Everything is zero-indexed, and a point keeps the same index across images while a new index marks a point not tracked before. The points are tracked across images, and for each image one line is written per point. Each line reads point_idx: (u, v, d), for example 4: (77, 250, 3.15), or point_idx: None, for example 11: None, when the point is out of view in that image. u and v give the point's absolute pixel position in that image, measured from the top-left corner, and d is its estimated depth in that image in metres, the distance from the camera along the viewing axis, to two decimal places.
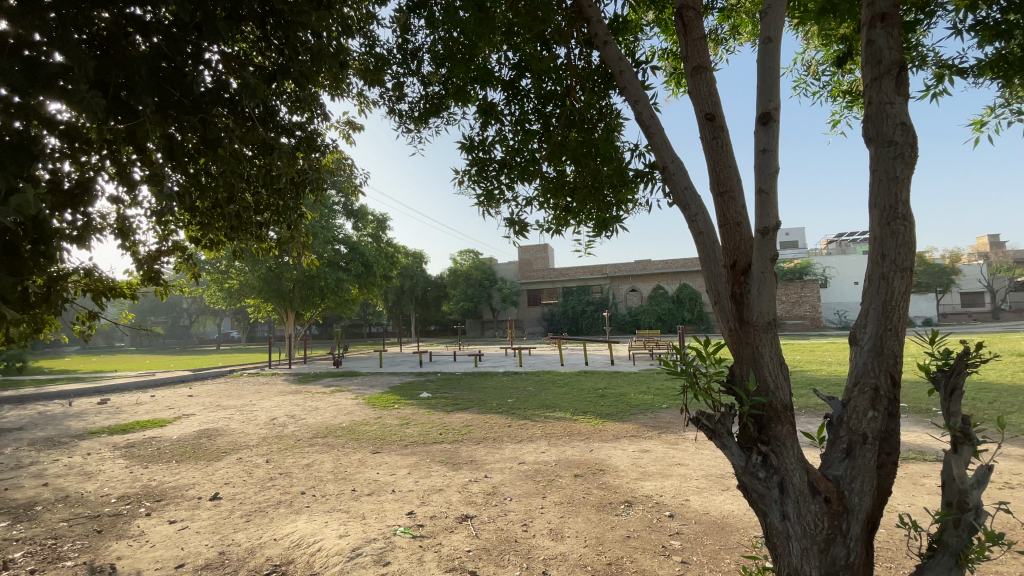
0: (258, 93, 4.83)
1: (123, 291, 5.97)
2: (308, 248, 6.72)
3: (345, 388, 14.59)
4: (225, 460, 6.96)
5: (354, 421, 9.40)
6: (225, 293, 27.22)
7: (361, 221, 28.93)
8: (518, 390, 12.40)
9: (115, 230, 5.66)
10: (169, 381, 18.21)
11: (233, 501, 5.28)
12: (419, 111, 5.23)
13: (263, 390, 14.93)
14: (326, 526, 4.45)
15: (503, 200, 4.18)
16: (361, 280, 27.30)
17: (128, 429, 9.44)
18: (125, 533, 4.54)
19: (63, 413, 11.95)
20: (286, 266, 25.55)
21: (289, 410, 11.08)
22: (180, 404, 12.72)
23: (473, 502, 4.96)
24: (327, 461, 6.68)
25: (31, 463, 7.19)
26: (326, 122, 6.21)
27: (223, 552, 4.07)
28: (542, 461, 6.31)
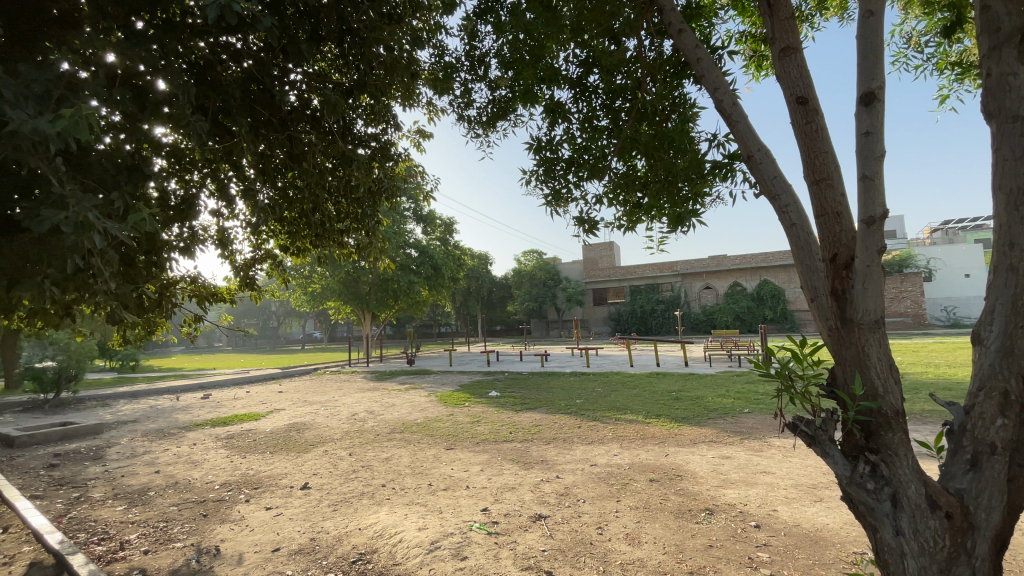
0: (338, 108, 5.14)
1: (224, 295, 6.59)
2: (384, 252, 7.05)
3: (418, 386, 15.17)
4: (313, 452, 7.46)
5: (428, 418, 9.74)
6: (307, 297, 29.22)
7: (430, 226, 30.01)
8: (587, 391, 12.26)
9: (216, 241, 6.25)
10: (260, 378, 19.84)
11: (320, 491, 5.65)
12: (486, 115, 5.32)
13: (343, 387, 15.86)
14: (406, 519, 4.63)
15: (571, 198, 4.14)
16: (431, 282, 28.26)
17: (228, 422, 10.38)
18: (227, 517, 4.99)
19: (174, 406, 13.37)
20: (362, 270, 27.00)
21: (368, 406, 11.69)
22: (271, 399, 13.82)
23: (546, 502, 4.96)
24: (404, 456, 6.96)
25: (150, 450, 8.10)
26: (399, 132, 6.48)
27: (314, 538, 4.36)
28: (615, 464, 6.19)
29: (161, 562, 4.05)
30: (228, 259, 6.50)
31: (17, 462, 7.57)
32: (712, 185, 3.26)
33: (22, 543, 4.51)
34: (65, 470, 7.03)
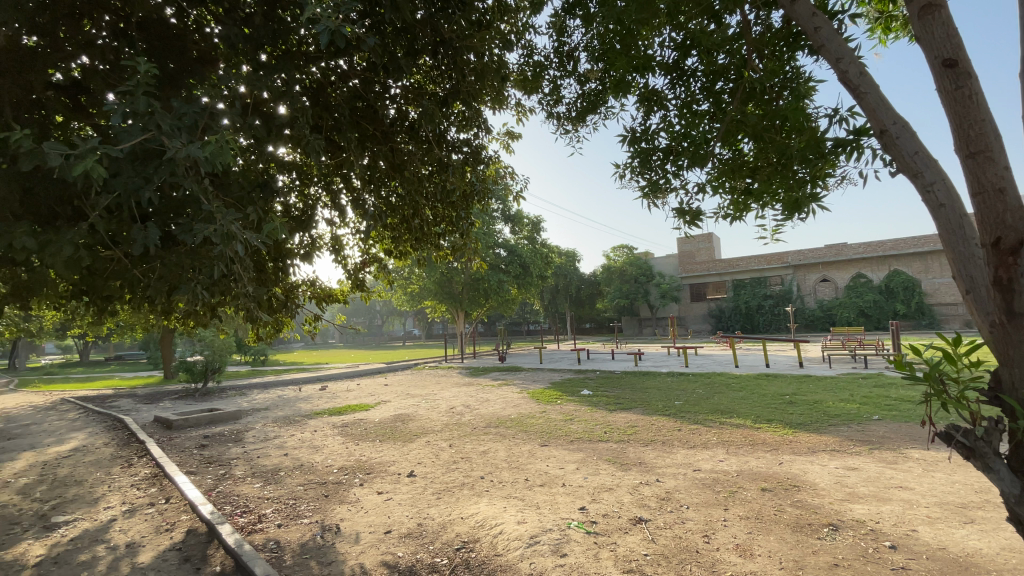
0: (435, 119, 5.38)
1: (337, 296, 7.23)
2: (478, 252, 7.27)
3: (511, 382, 15.47)
4: (416, 442, 7.92)
5: (522, 414, 9.90)
6: (406, 297, 31.06)
7: (519, 225, 30.50)
8: (686, 392, 11.70)
9: (330, 247, 6.87)
10: (367, 372, 21.48)
11: (425, 479, 5.99)
12: (576, 110, 5.28)
13: (441, 381, 16.68)
14: (506, 512, 4.75)
15: (670, 188, 3.96)
16: (520, 280, 28.70)
17: (342, 412, 11.39)
18: (345, 499, 5.47)
19: (296, 396, 14.94)
20: (455, 270, 28.18)
21: (464, 400, 12.17)
22: (378, 391, 14.91)
23: (646, 506, 4.81)
24: (501, 450, 7.14)
25: (279, 435, 9.13)
26: (489, 135, 6.66)
27: (420, 524, 4.63)
28: (721, 470, 5.84)
29: (291, 535, 4.53)
30: (341, 264, 7.12)
31: (178, 441, 8.92)
32: (834, 165, 2.96)
33: (182, 512, 5.29)
34: (214, 450, 8.16)
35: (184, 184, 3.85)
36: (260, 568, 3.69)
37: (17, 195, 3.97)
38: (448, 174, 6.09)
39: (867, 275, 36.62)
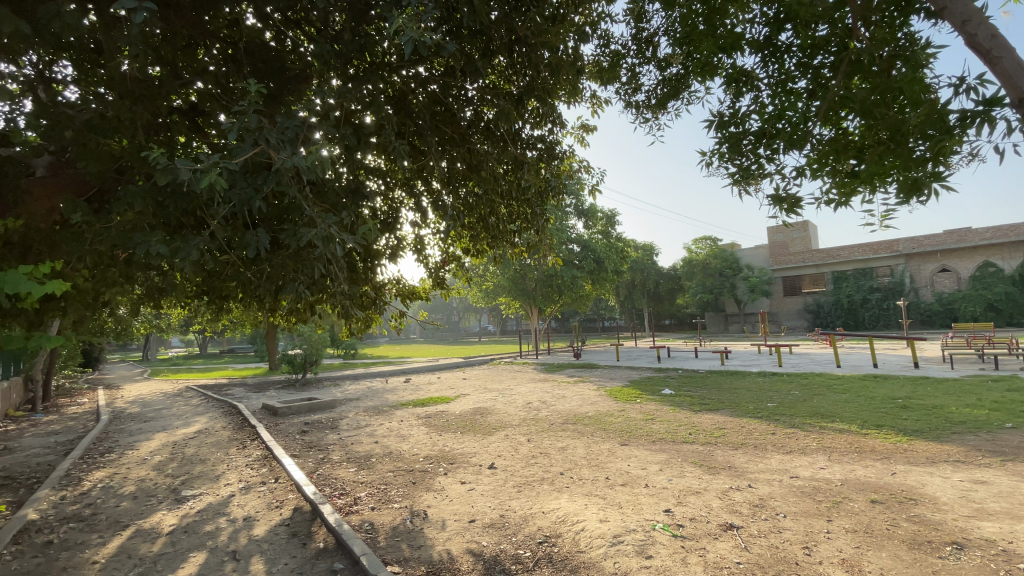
0: (511, 118, 5.44)
1: (420, 294, 7.57)
2: (554, 249, 7.26)
3: (587, 379, 15.32)
4: (496, 436, 8.10)
5: (600, 411, 9.78)
6: (482, 294, 31.77)
7: (593, 219, 30.07)
8: (778, 393, 10.92)
9: (413, 247, 7.20)
10: (446, 366, 22.27)
11: (505, 472, 6.11)
12: (656, 97, 5.10)
13: (517, 377, 16.90)
14: (587, 509, 4.72)
15: (763, 174, 3.72)
16: (595, 276, 28.31)
17: (425, 404, 11.91)
18: (431, 487, 5.72)
19: (383, 388, 15.86)
20: (529, 267, 28.41)
21: (541, 396, 12.25)
22: (457, 385, 15.43)
23: (737, 512, 4.57)
24: (580, 447, 7.10)
25: (370, 424, 9.75)
26: (563, 129, 6.62)
27: (503, 515, 4.73)
28: (821, 479, 5.39)
29: (383, 518, 4.82)
30: (423, 263, 7.44)
31: (283, 426, 9.82)
32: (962, 139, 2.64)
33: (289, 491, 5.82)
34: (314, 436, 8.89)
35: (290, 193, 4.25)
36: (357, 547, 3.97)
37: (155, 208, 4.58)
38: (523, 172, 6.15)
39: (997, 264, 31.96)
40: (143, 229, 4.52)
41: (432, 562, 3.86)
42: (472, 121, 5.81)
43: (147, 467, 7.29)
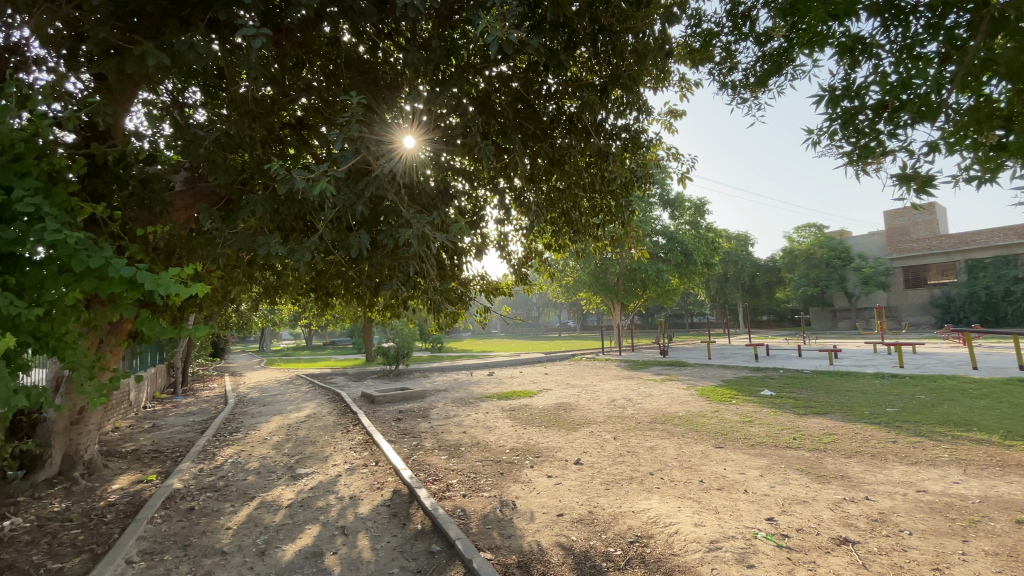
0: (596, 109, 5.34)
1: (504, 289, 7.71)
2: (640, 241, 7.03)
3: (675, 377, 14.72)
4: (581, 432, 8.05)
5: (690, 411, 9.35)
6: (563, 290, 31.67)
7: (679, 210, 28.81)
8: (899, 397, 9.74)
9: (497, 244, 7.35)
10: (528, 361, 22.50)
11: (592, 468, 6.05)
12: (755, 75, 4.75)
13: (601, 373, 16.67)
14: (680, 511, 4.55)
15: (886, 151, 3.35)
16: (682, 269, 27.13)
17: (509, 397, 12.14)
18: (519, 478, 5.83)
19: (469, 381, 16.42)
20: (611, 261, 27.82)
21: (627, 393, 11.97)
22: (540, 380, 15.54)
23: (852, 525, 4.15)
24: (670, 447, 6.85)
25: (458, 414, 10.14)
26: (649, 117, 6.40)
27: (591, 512, 4.70)
28: (956, 494, 4.74)
29: (474, 506, 4.99)
30: (506, 259, 7.57)
31: (379, 414, 10.52)
32: None
33: (388, 474, 6.24)
34: (407, 424, 9.42)
35: (388, 196, 4.55)
36: (453, 531, 4.16)
37: (272, 215, 5.11)
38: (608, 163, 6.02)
39: None
40: (263, 234, 5.07)
41: (522, 552, 3.93)
42: (555, 115, 5.80)
43: (267, 446, 8.17)
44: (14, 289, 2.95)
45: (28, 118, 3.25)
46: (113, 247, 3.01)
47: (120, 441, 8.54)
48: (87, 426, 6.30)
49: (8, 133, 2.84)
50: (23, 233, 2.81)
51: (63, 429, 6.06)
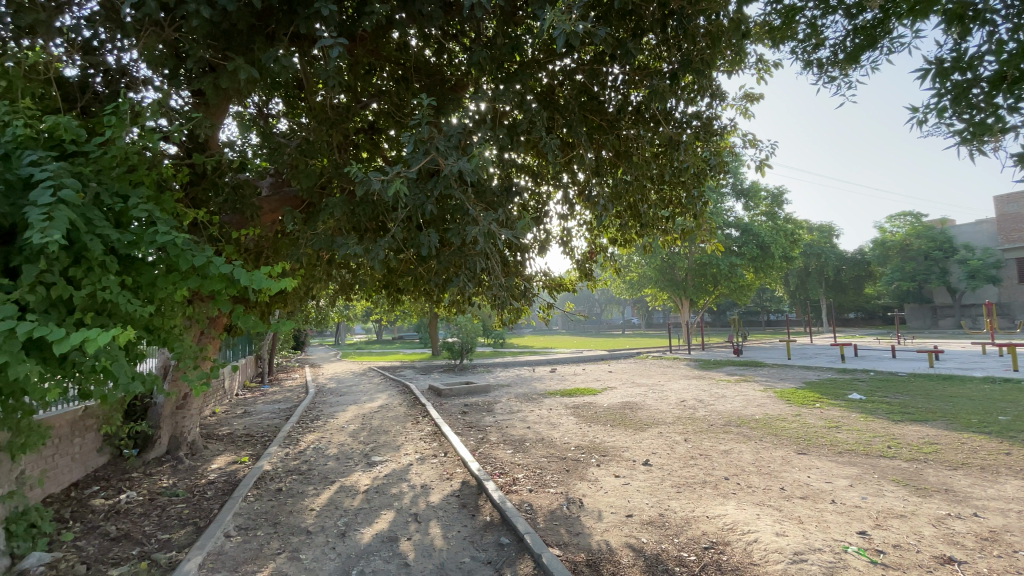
0: (665, 97, 5.10)
1: (568, 285, 7.63)
2: (715, 234, 6.59)
3: (750, 378, 13.93)
4: (649, 432, 7.83)
5: (768, 414, 8.81)
6: (628, 286, 30.95)
7: (754, 200, 27.24)
8: (1017, 405, 8.62)
9: (561, 239, 7.30)
10: (592, 358, 22.22)
11: (662, 470, 5.86)
12: (846, 49, 4.35)
13: (669, 372, 16.17)
14: (760, 520, 4.30)
15: (1007, 127, 2.95)
16: (757, 263, 25.64)
17: (573, 394, 12.06)
18: (585, 476, 5.78)
19: (532, 377, 16.50)
20: (679, 255, 26.83)
21: (697, 393, 11.50)
22: (605, 377, 15.31)
23: (960, 544, 3.73)
24: (746, 452, 6.50)
25: (522, 410, 10.21)
26: (723, 102, 6.06)
27: (662, 514, 4.56)
28: None
29: (541, 501, 5.00)
30: (570, 254, 7.50)
31: (447, 407, 10.83)
32: None
33: (457, 465, 6.42)
34: (473, 417, 9.63)
35: (455, 194, 4.65)
36: (521, 525, 4.20)
37: (348, 216, 5.38)
38: (680, 152, 5.71)
39: None
40: (340, 234, 5.35)
41: (591, 551, 3.89)
42: (622, 106, 5.64)
43: (344, 434, 8.66)
44: (131, 286, 3.30)
45: (140, 133, 3.63)
46: (212, 248, 3.29)
47: (217, 425, 9.40)
48: (189, 410, 6.99)
49: (123, 147, 3.19)
50: (139, 237, 3.14)
51: (170, 413, 6.78)
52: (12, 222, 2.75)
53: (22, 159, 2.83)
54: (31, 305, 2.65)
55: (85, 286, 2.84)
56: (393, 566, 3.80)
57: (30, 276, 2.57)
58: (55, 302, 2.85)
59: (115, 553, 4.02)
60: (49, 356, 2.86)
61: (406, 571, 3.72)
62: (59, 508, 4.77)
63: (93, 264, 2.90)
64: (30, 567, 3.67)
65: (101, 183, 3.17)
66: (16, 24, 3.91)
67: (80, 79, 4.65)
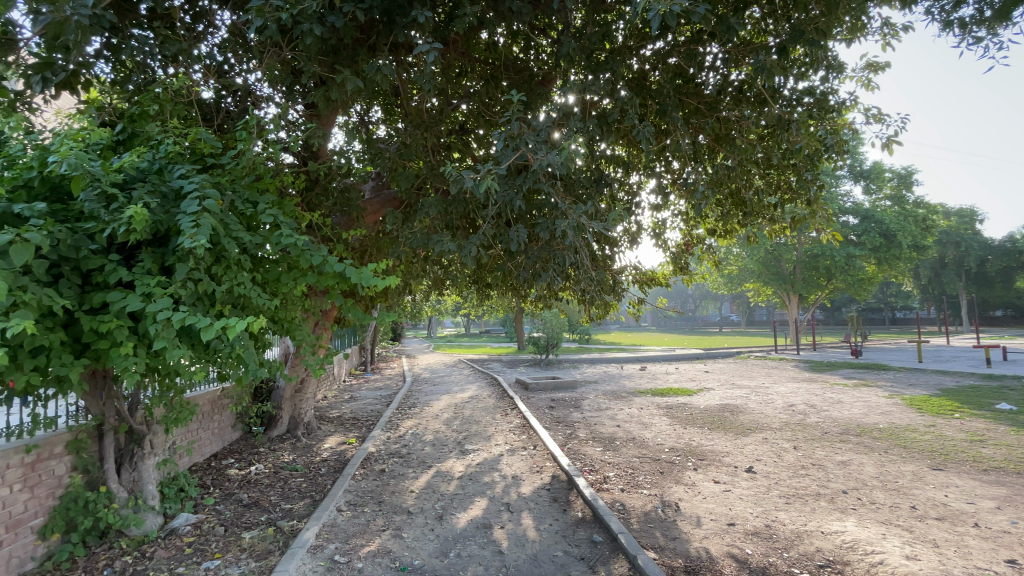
0: (773, 73, 4.64)
1: (660, 279, 7.30)
2: (833, 222, 5.91)
3: (871, 383, 12.44)
4: (751, 437, 7.29)
5: (895, 424, 7.81)
6: (725, 280, 29.05)
7: (877, 183, 24.27)
8: None
9: (653, 232, 7.02)
10: (686, 356, 21.20)
11: (768, 479, 5.43)
12: (1000, 1, 3.68)
13: (774, 374, 14.95)
14: (886, 540, 3.83)
15: None
16: (880, 254, 22.85)
17: (666, 393, 11.59)
18: (681, 479, 5.52)
19: (621, 374, 16.09)
20: (786, 247, 24.69)
21: (807, 398, 10.50)
22: (700, 377, 14.54)
23: None
24: (868, 464, 5.82)
25: (611, 407, 10.00)
26: (841, 74, 5.42)
27: (769, 526, 4.22)
28: None
29: (634, 502, 4.87)
30: (663, 247, 7.18)
31: (535, 401, 10.93)
32: None
33: (546, 459, 6.45)
34: (561, 412, 9.61)
35: (544, 189, 4.63)
36: (615, 524, 4.13)
37: (443, 214, 5.59)
38: (789, 133, 5.18)
39: None
40: (435, 232, 5.56)
41: (689, 557, 3.71)
42: (722, 87, 5.24)
43: (439, 422, 9.07)
44: (260, 282, 3.71)
45: (264, 145, 4.04)
46: (326, 247, 3.59)
47: (327, 409, 10.30)
48: (306, 394, 7.74)
49: (251, 159, 3.58)
50: (266, 238, 3.51)
51: (290, 395, 7.56)
52: (168, 227, 3.19)
53: (173, 173, 3.27)
54: (183, 299, 3.05)
55: (224, 283, 3.24)
56: (487, 552, 3.91)
57: (182, 273, 2.96)
58: (201, 296, 3.26)
59: (247, 519, 4.55)
60: (196, 342, 3.30)
61: (500, 558, 3.81)
62: (203, 475, 5.51)
63: (231, 262, 3.29)
64: (179, 525, 4.26)
65: (235, 191, 3.57)
66: (164, 56, 4.52)
67: (214, 100, 5.28)
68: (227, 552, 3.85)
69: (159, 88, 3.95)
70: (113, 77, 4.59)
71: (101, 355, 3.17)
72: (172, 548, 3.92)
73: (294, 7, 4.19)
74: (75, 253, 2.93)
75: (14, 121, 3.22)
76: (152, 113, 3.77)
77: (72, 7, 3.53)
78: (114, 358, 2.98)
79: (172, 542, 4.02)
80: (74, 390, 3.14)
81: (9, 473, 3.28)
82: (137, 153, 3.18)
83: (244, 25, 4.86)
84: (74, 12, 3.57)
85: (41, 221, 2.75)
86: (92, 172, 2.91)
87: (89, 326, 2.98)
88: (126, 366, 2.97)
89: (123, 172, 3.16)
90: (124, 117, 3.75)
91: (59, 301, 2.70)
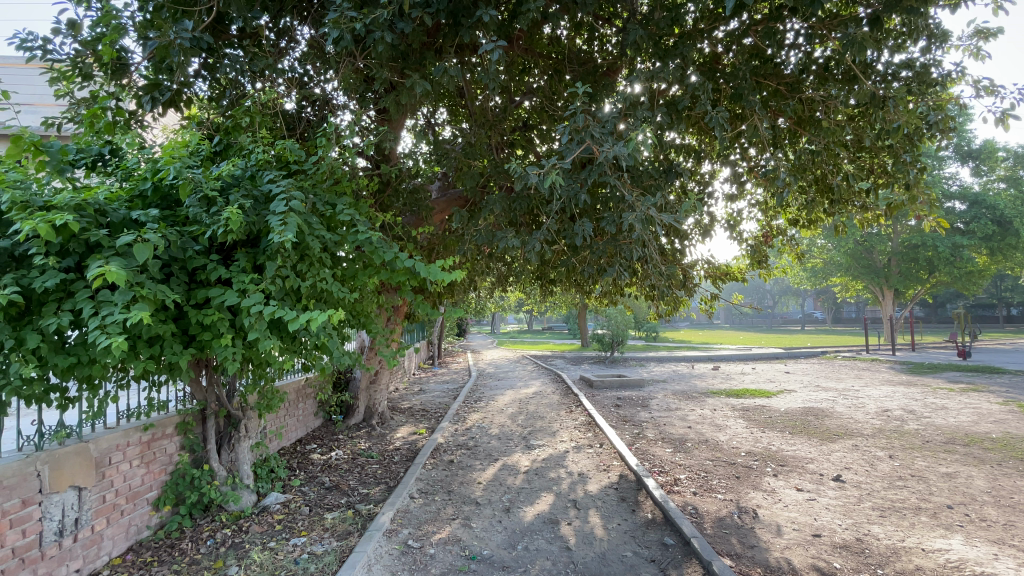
0: (865, 46, 4.22)
1: (735, 274, 6.93)
2: (937, 207, 5.17)
3: (983, 387, 11.09)
4: (839, 444, 6.76)
5: (1012, 433, 6.92)
6: (807, 274, 27.12)
7: (988, 164, 21.66)
8: None
9: (727, 223, 6.67)
10: (762, 356, 20.09)
11: (859, 489, 5.00)
12: None
13: (865, 376, 13.79)
14: (998, 561, 3.44)
15: None
16: (993, 243, 20.32)
17: (740, 394, 11.03)
18: (759, 486, 5.21)
19: (692, 373, 15.51)
20: (878, 237, 22.65)
21: (904, 403, 9.56)
22: (779, 378, 13.69)
23: None
24: (979, 477, 5.20)
25: (681, 408, 9.65)
26: (946, 43, 4.85)
27: (860, 539, 3.90)
28: None
29: (708, 506, 4.67)
30: (738, 239, 6.81)
31: (601, 399, 10.79)
32: None
33: (613, 458, 6.34)
34: (627, 411, 9.41)
35: (610, 182, 4.52)
36: (687, 528, 3.99)
37: (507, 211, 5.63)
38: (885, 110, 4.68)
39: None
40: (499, 229, 5.60)
41: (769, 566, 3.51)
42: (805, 65, 4.87)
43: (504, 416, 9.19)
44: (339, 278, 3.94)
45: (341, 149, 4.26)
46: (398, 245, 3.74)
47: (400, 400, 10.79)
48: (379, 385, 8.13)
49: (330, 164, 3.79)
50: (344, 237, 3.72)
51: (366, 386, 7.98)
52: (259, 228, 3.45)
53: (263, 179, 3.55)
54: (273, 294, 3.32)
55: (308, 278, 3.48)
56: (555, 547, 3.92)
57: (271, 271, 3.22)
58: (289, 291, 3.53)
59: (329, 501, 4.86)
60: (285, 334, 3.57)
61: (568, 554, 3.80)
62: (291, 458, 5.95)
63: (313, 260, 3.52)
64: (270, 504, 4.62)
65: (316, 194, 3.80)
66: (253, 71, 4.90)
67: (297, 111, 5.66)
68: (312, 531, 4.13)
69: (250, 102, 4.28)
70: (210, 94, 5.04)
71: (204, 346, 3.49)
72: (264, 524, 4.26)
73: (367, 16, 4.37)
74: (182, 253, 3.24)
75: (130, 137, 3.60)
76: (244, 126, 4.09)
77: (175, 32, 3.91)
78: (215, 348, 3.28)
79: (264, 518, 4.37)
80: (183, 377, 3.47)
81: (129, 450, 3.71)
82: (232, 162, 3.47)
83: (321, 38, 5.16)
84: (177, 36, 3.95)
85: (156, 225, 3.05)
86: (195, 179, 3.20)
87: (195, 319, 3.31)
88: (227, 355, 3.26)
89: (221, 179, 3.45)
90: (220, 130, 4.10)
91: (170, 296, 3.00)
